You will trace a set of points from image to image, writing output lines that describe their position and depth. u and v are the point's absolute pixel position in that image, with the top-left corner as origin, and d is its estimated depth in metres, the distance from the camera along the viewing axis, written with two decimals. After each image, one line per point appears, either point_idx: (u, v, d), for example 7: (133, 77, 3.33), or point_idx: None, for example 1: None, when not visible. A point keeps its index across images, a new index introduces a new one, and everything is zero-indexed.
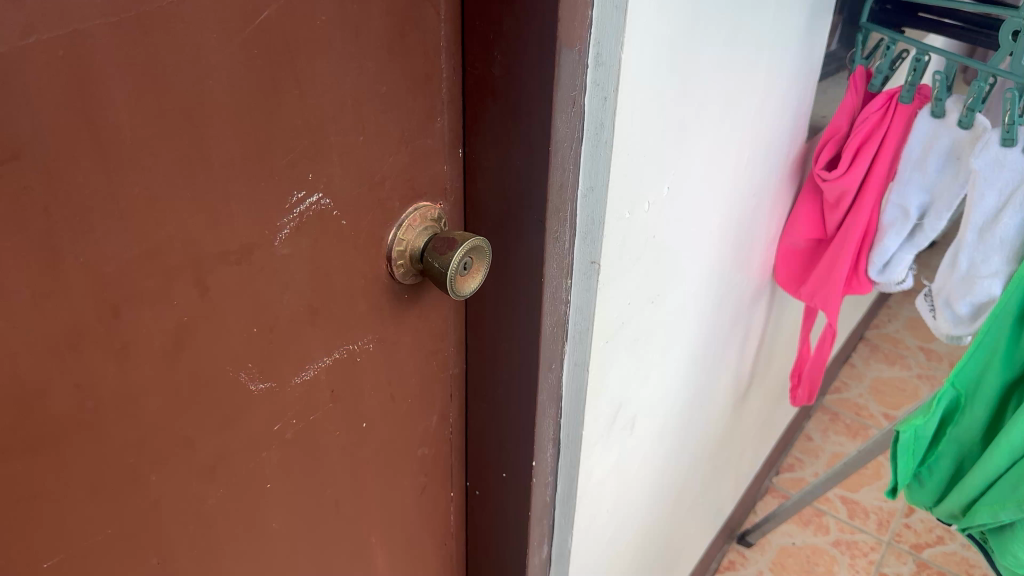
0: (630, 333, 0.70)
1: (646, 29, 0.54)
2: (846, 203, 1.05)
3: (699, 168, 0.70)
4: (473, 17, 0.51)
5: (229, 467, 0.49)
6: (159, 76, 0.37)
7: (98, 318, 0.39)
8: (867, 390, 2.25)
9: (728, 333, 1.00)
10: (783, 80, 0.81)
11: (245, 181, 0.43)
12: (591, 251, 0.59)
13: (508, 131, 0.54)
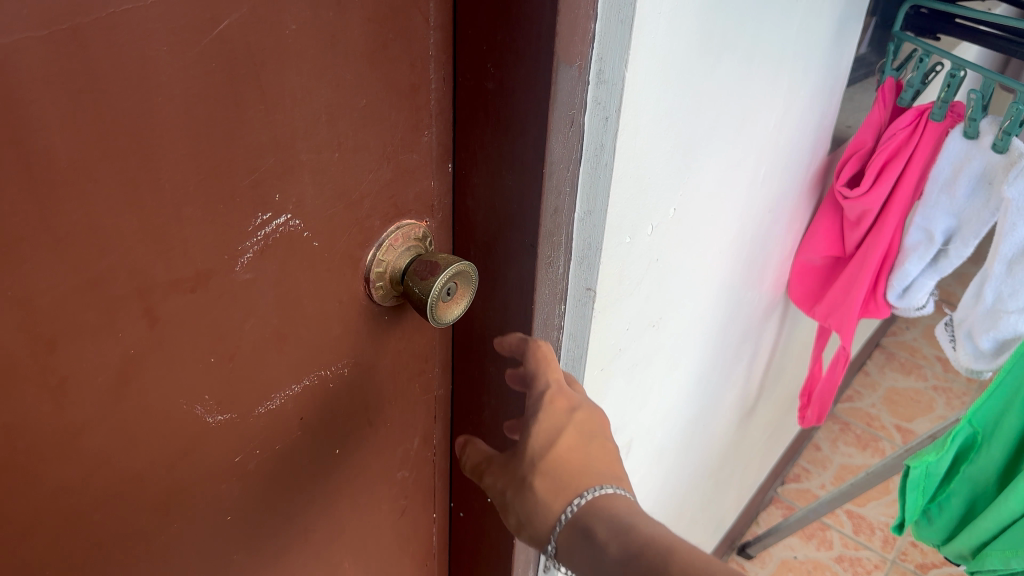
0: (628, 358, 0.67)
1: (655, 44, 0.49)
2: (869, 222, 1.00)
3: (710, 188, 0.67)
4: (466, 25, 0.47)
5: (184, 503, 0.46)
6: (100, 91, 0.33)
7: (32, 356, 0.35)
8: (880, 400, 2.21)
9: (736, 351, 0.96)
10: (805, 93, 0.76)
11: (201, 203, 0.39)
12: (587, 279, 0.55)
13: (500, 149, 0.49)
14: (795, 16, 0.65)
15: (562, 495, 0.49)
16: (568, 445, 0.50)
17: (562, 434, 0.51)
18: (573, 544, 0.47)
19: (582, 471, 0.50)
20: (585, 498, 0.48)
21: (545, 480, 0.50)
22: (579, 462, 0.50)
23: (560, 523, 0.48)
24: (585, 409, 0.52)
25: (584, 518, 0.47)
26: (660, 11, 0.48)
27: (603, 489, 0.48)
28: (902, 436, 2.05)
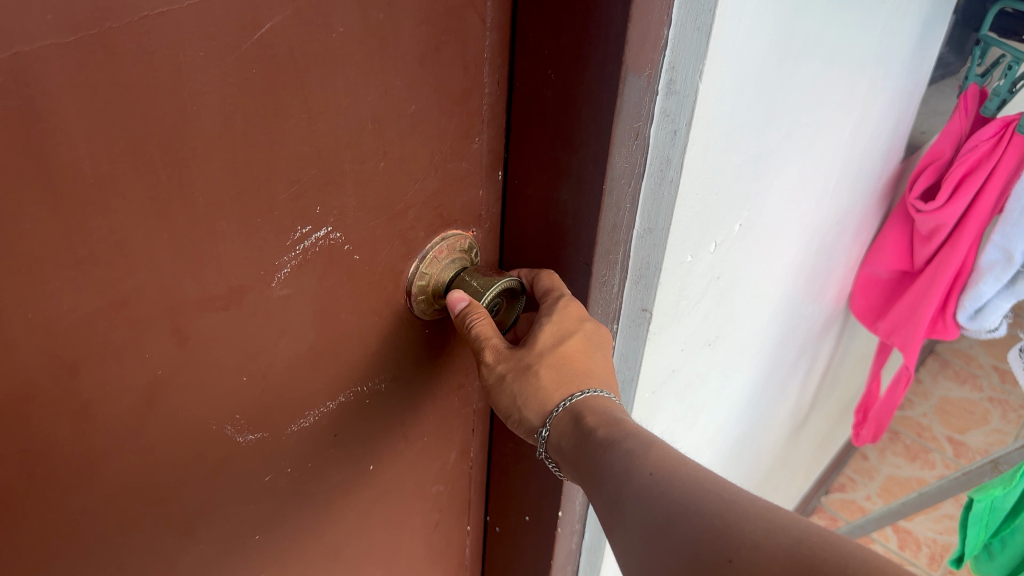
0: (681, 378, 0.65)
1: (733, 54, 0.45)
2: (941, 237, 1.01)
3: (778, 199, 0.63)
4: (528, 29, 0.43)
5: (211, 523, 0.44)
6: (128, 100, 0.31)
7: (53, 379, 0.33)
8: (933, 409, 2.17)
9: (788, 364, 0.94)
10: (874, 94, 0.72)
11: (237, 216, 0.37)
12: (644, 299, 0.53)
13: (558, 159, 0.46)
14: (874, 19, 0.62)
15: (558, 384, 0.49)
16: (575, 348, 0.49)
17: (570, 336, 0.49)
18: (566, 435, 0.48)
19: (582, 370, 0.49)
20: (585, 396, 0.49)
21: (547, 368, 0.49)
22: (583, 366, 0.49)
23: (555, 414, 0.49)
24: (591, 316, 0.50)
25: (579, 412, 0.48)
26: (741, 16, 0.43)
27: (598, 391, 0.49)
28: (954, 449, 2.02)
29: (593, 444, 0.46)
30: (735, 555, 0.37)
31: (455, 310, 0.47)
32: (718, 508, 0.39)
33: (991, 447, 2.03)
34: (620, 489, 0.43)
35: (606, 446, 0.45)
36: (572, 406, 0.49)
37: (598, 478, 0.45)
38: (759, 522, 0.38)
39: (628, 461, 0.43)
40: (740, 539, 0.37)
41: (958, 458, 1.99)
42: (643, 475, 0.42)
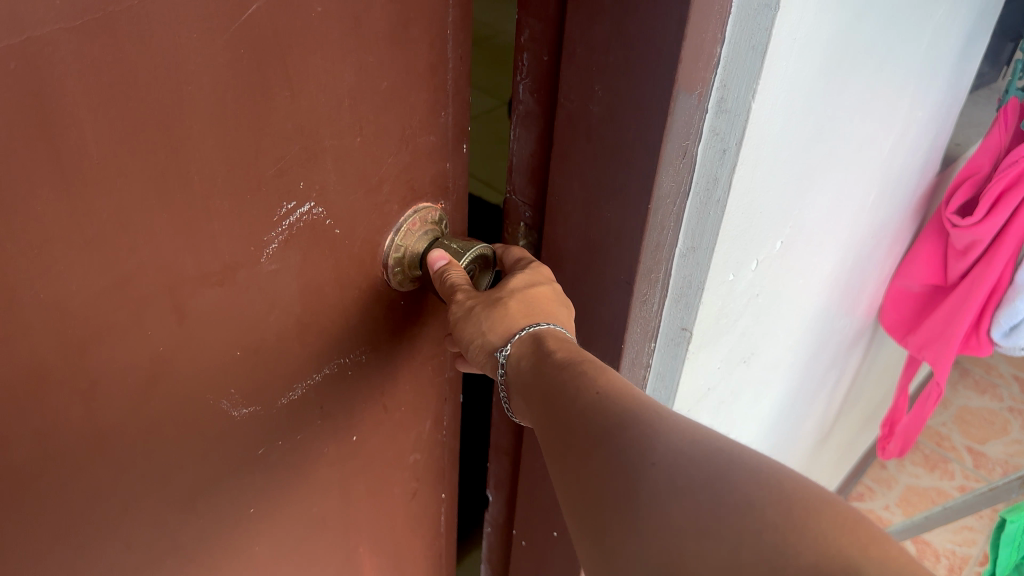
0: (715, 387, 0.75)
1: (785, 85, 0.50)
2: (977, 253, 1.07)
3: (816, 215, 0.71)
4: (573, 44, 0.47)
5: (211, 498, 0.46)
6: (131, 82, 0.32)
7: (65, 359, 0.34)
8: (951, 419, 2.14)
9: (807, 367, 1.00)
10: (902, 115, 0.81)
11: (229, 192, 0.38)
12: (684, 319, 0.60)
13: (601, 178, 0.51)
14: (900, 52, 0.69)
15: (524, 312, 0.50)
16: (542, 293, 0.52)
17: (539, 284, 0.52)
18: (527, 358, 0.49)
19: (546, 308, 0.51)
20: (546, 326, 0.50)
21: (518, 300, 0.50)
22: (549, 307, 0.52)
23: (519, 337, 0.50)
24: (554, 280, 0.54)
25: (541, 338, 0.49)
26: (795, 39, 0.48)
27: (558, 327, 0.51)
28: (974, 459, 2.01)
29: (551, 364, 0.47)
30: (659, 458, 0.39)
31: (434, 267, 0.50)
32: (648, 416, 0.41)
33: (1012, 458, 2.01)
34: (560, 410, 0.45)
35: (557, 369, 0.47)
36: (532, 333, 0.50)
37: (544, 398, 0.46)
38: (690, 431, 0.40)
39: (578, 379, 0.45)
40: (665, 443, 0.40)
41: (976, 466, 1.99)
42: (589, 396, 0.44)
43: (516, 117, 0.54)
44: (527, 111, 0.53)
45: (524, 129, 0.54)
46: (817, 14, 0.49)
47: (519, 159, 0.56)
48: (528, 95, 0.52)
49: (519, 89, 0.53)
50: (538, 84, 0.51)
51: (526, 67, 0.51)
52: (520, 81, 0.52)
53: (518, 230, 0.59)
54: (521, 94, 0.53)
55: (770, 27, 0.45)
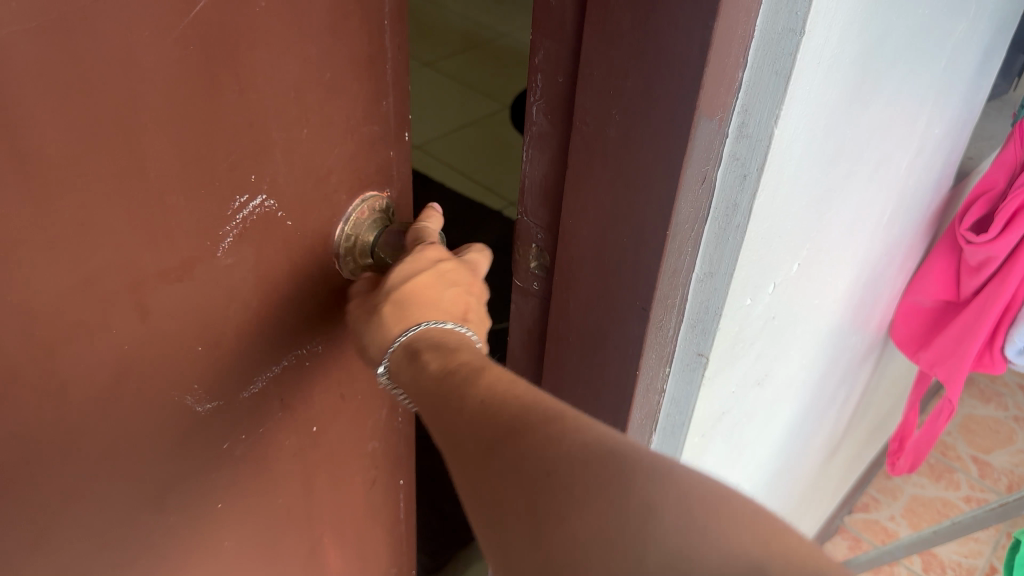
0: (729, 412, 0.71)
1: (808, 105, 0.47)
2: (991, 270, 0.96)
3: (833, 234, 0.68)
4: (591, 66, 0.46)
5: (179, 494, 0.46)
6: (86, 83, 0.32)
7: (31, 357, 0.35)
8: (958, 427, 1.84)
9: (825, 387, 0.99)
10: (920, 133, 0.77)
11: (184, 188, 0.39)
12: (700, 344, 0.57)
13: (619, 203, 0.49)
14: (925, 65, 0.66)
15: (401, 315, 0.47)
16: (425, 283, 0.47)
17: (421, 272, 0.48)
18: (402, 370, 0.46)
19: (431, 303, 0.47)
20: (424, 329, 0.47)
21: (393, 300, 0.47)
22: (432, 301, 0.47)
23: (396, 345, 0.47)
24: (444, 258, 0.49)
25: (415, 347, 0.46)
26: (820, 63, 0.45)
27: (445, 325, 0.47)
28: (980, 470, 1.73)
29: (422, 381, 0.44)
30: (553, 467, 0.36)
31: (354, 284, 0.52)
32: (528, 418, 0.39)
33: (1017, 468, 1.75)
34: (438, 415, 0.42)
35: (437, 382, 0.43)
36: (409, 340, 0.47)
37: (430, 405, 0.43)
38: (572, 434, 0.38)
39: (460, 387, 0.42)
40: (550, 452, 0.37)
41: (983, 478, 1.71)
42: (475, 401, 0.41)
43: (529, 138, 0.53)
44: (541, 132, 0.52)
45: (537, 150, 0.53)
46: (841, 37, 0.46)
47: (532, 180, 0.55)
48: (541, 116, 0.51)
49: (533, 109, 0.52)
50: (552, 106, 0.50)
51: (540, 88, 0.50)
52: (534, 101, 0.51)
53: (531, 250, 0.58)
54: (535, 115, 0.52)
55: (795, 52, 0.42)
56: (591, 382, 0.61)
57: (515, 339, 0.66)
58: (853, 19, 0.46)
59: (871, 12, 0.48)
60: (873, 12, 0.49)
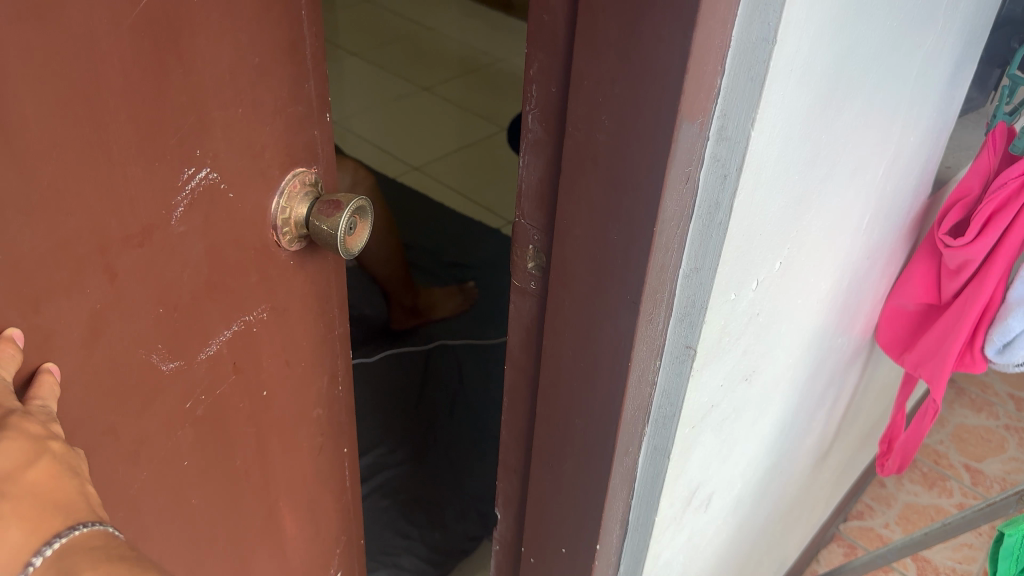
0: (719, 412, 0.70)
1: (783, 104, 0.49)
2: (970, 271, 0.93)
3: (816, 235, 0.68)
4: (582, 75, 0.47)
5: (150, 450, 0.52)
6: (59, 66, 0.39)
7: (19, 314, 0.40)
8: (950, 437, 1.86)
9: (816, 394, 0.98)
10: (897, 140, 0.76)
11: (142, 162, 0.45)
12: (688, 336, 0.57)
13: (610, 205, 0.50)
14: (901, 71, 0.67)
15: (32, 524, 0.38)
16: (43, 478, 0.39)
17: (37, 462, 0.39)
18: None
19: (66, 503, 0.40)
20: (79, 532, 0.39)
21: (18, 502, 0.37)
22: (60, 497, 0.39)
23: (35, 566, 0.37)
24: (55, 440, 0.41)
25: (74, 556, 0.38)
26: (791, 71, 0.48)
27: (94, 523, 0.40)
28: (975, 478, 1.74)
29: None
30: None
31: None
32: None
33: (1010, 474, 1.76)
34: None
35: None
36: (57, 552, 0.38)
37: None
38: None
39: None
40: None
41: (977, 485, 1.73)
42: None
43: (525, 146, 0.54)
44: (537, 139, 0.53)
45: (533, 157, 0.54)
46: (810, 50, 0.49)
47: (528, 185, 0.56)
48: (537, 123, 0.53)
49: (528, 117, 0.53)
50: (547, 113, 0.52)
51: (535, 97, 0.52)
52: (529, 110, 0.53)
53: (528, 252, 0.59)
54: (530, 123, 0.53)
55: (767, 61, 0.45)
56: (583, 372, 0.60)
57: (513, 338, 0.65)
58: (822, 29, 0.49)
59: (840, 23, 0.51)
60: (841, 25, 0.51)
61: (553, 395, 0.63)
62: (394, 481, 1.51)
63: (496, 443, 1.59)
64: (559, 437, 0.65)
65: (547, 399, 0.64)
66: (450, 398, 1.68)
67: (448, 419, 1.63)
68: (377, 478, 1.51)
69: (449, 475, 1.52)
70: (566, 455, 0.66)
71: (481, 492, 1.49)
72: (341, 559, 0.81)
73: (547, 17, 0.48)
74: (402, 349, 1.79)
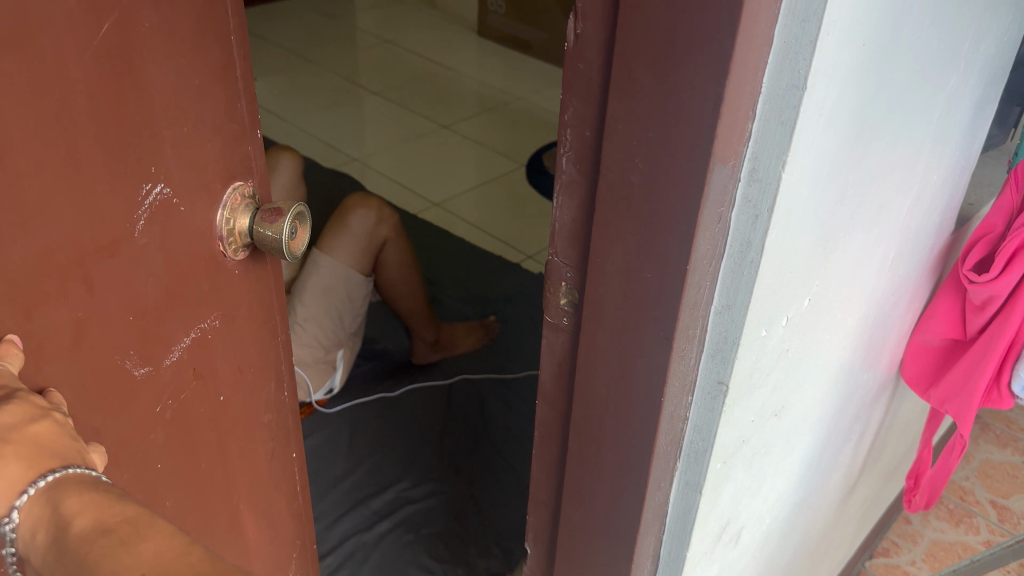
0: (749, 450, 0.63)
1: (819, 136, 0.47)
2: (995, 307, 0.84)
3: (848, 266, 0.62)
4: (615, 119, 0.47)
5: (129, 454, 0.54)
6: (38, 93, 0.41)
7: (11, 319, 0.43)
8: (975, 473, 1.59)
9: (839, 436, 0.84)
10: (921, 178, 0.67)
11: (109, 179, 0.47)
12: (719, 372, 0.54)
13: (639, 241, 0.49)
14: (938, 97, 0.62)
15: (28, 460, 0.39)
16: (43, 434, 0.41)
17: (38, 420, 0.42)
18: (42, 526, 0.38)
19: (64, 455, 0.42)
20: (67, 472, 0.40)
21: (18, 446, 0.40)
22: (56, 451, 0.41)
23: (28, 495, 0.39)
24: (55, 411, 0.44)
25: (61, 487, 0.39)
26: (820, 114, 0.46)
27: (83, 468, 0.41)
28: (1004, 515, 1.50)
29: (70, 539, 0.37)
30: None
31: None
32: None
33: None
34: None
35: (94, 533, 0.36)
36: (47, 487, 0.39)
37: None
38: None
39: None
40: None
41: (1005, 522, 1.49)
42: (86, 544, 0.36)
43: (559, 186, 0.53)
44: (570, 180, 0.52)
45: (566, 197, 0.53)
46: (839, 92, 0.47)
47: (561, 225, 0.54)
48: (571, 165, 0.51)
49: (561, 159, 0.52)
50: (582, 156, 0.51)
51: (570, 140, 0.51)
52: (563, 152, 0.52)
53: (560, 289, 0.57)
54: (564, 164, 0.52)
55: (798, 107, 0.44)
56: (617, 411, 0.57)
57: (543, 374, 0.62)
58: (852, 69, 0.47)
59: (865, 71, 0.48)
60: (874, 45, 0.48)
61: (586, 430, 0.60)
62: (419, 515, 1.41)
63: (518, 477, 1.49)
64: (592, 470, 0.61)
65: (580, 434, 0.60)
66: (472, 432, 1.56)
67: (471, 456, 1.52)
68: (399, 512, 1.41)
69: (473, 513, 1.42)
70: (602, 490, 0.61)
71: (506, 529, 1.39)
72: (301, 561, 0.83)
73: (582, 65, 0.48)
74: (422, 384, 1.66)
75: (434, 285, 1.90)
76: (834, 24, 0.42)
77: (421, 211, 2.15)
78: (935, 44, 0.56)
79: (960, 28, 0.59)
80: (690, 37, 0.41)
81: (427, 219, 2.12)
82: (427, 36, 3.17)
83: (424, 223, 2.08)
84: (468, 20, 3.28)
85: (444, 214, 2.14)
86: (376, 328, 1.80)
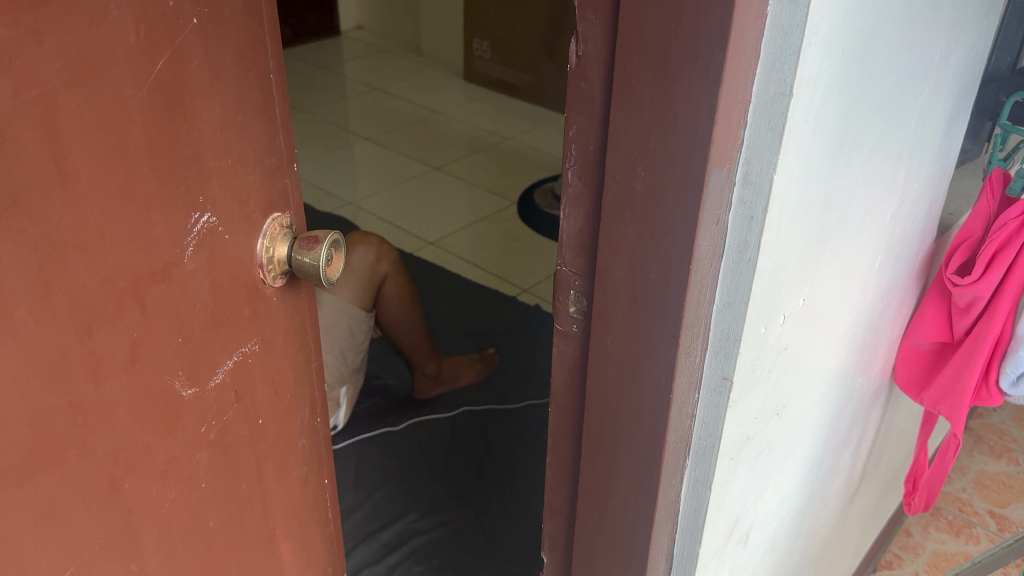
0: (754, 447, 0.66)
1: (806, 142, 0.51)
2: (979, 308, 0.88)
3: (837, 271, 0.66)
4: (618, 133, 0.51)
5: (177, 471, 0.56)
6: (102, 127, 0.45)
7: (77, 339, 0.46)
8: (972, 484, 1.62)
9: (839, 439, 0.88)
10: (900, 188, 0.72)
11: (161, 209, 0.50)
12: (724, 368, 0.57)
13: (645, 245, 0.53)
14: (911, 111, 0.66)
15: None
16: None
17: None
18: None
19: None
20: None
21: None
22: None
23: None
24: None
25: None
26: (806, 123, 0.50)
27: None
28: (1002, 525, 1.53)
29: None
30: None
31: None
32: None
33: None
34: None
35: None
36: None
37: None
38: None
39: None
40: None
41: (1004, 531, 1.52)
42: None
43: (566, 199, 0.57)
44: (576, 193, 0.56)
45: (573, 208, 0.57)
46: (823, 101, 0.51)
47: (570, 235, 0.58)
48: (577, 178, 0.55)
49: (567, 173, 0.56)
50: (587, 169, 0.54)
51: (575, 155, 0.55)
52: (569, 167, 0.55)
53: (569, 297, 0.60)
54: (570, 178, 0.56)
55: (785, 113, 0.48)
56: (628, 410, 0.60)
57: (557, 383, 0.65)
58: (833, 80, 0.51)
59: (846, 80, 0.53)
60: (852, 60, 0.52)
61: (598, 433, 0.63)
62: (428, 546, 1.42)
63: (523, 503, 1.51)
64: (607, 471, 0.64)
65: (592, 437, 0.63)
66: (477, 461, 1.59)
67: (477, 485, 1.54)
68: (409, 543, 1.42)
69: (480, 539, 1.44)
70: (612, 492, 0.65)
71: (515, 554, 1.41)
72: None
73: (585, 84, 0.52)
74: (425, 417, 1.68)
75: (433, 321, 1.93)
76: (815, 34, 0.47)
77: (416, 249, 2.19)
78: (908, 59, 0.61)
79: (930, 46, 0.64)
80: (684, 53, 0.46)
81: (423, 257, 2.16)
82: (416, 82, 3.24)
83: (420, 262, 2.12)
84: (454, 65, 3.35)
85: (438, 252, 2.18)
86: (379, 366, 1.82)
